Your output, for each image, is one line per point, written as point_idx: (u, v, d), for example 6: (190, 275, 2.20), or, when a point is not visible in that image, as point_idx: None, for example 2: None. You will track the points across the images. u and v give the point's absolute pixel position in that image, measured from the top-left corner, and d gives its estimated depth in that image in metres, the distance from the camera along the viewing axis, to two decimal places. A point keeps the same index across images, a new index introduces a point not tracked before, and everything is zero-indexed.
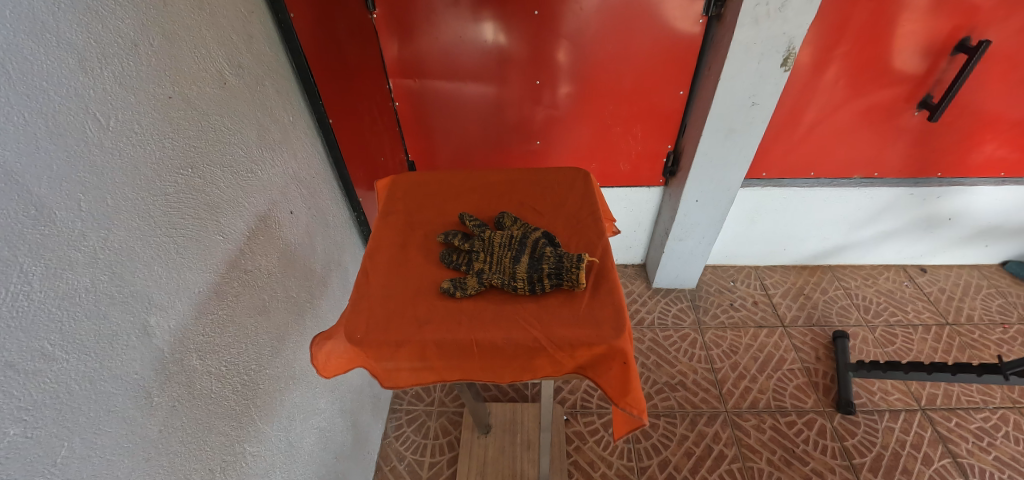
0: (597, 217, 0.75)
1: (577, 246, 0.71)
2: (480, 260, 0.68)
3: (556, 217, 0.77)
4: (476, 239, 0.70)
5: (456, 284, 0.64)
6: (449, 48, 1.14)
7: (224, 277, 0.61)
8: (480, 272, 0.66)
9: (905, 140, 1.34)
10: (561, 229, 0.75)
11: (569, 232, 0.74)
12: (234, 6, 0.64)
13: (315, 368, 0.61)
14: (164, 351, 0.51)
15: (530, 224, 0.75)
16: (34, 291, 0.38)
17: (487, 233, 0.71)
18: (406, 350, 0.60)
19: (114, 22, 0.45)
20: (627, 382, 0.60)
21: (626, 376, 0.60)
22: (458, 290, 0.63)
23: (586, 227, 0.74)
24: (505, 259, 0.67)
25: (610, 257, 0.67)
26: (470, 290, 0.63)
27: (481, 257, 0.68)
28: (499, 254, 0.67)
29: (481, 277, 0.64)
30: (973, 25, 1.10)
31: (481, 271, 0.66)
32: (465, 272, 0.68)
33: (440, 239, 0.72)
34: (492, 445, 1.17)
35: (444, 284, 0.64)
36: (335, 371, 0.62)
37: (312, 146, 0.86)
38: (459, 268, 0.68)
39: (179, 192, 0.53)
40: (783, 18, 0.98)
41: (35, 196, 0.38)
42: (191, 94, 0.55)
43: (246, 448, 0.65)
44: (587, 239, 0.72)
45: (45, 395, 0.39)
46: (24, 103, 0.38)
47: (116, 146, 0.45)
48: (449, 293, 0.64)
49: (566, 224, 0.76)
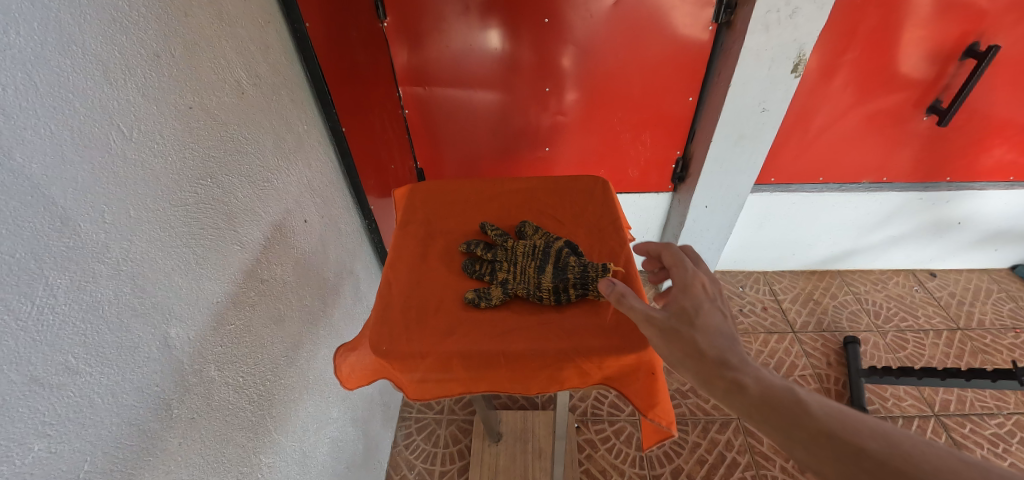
0: (618, 226, 0.75)
1: (600, 256, 0.71)
2: (503, 270, 0.67)
3: (576, 226, 0.78)
4: (500, 249, 0.70)
5: (481, 294, 0.64)
6: (459, 56, 1.14)
7: (242, 286, 0.61)
8: (504, 282, 0.66)
9: (914, 145, 1.33)
10: (583, 239, 0.75)
11: (592, 242, 0.74)
12: (253, 17, 0.64)
13: (339, 379, 0.62)
14: (183, 362, 0.50)
15: (552, 233, 0.75)
16: (59, 303, 0.38)
17: (510, 243, 0.70)
18: (430, 361, 0.59)
19: (138, 33, 0.45)
20: (654, 393, 0.60)
21: (654, 386, 0.60)
22: (482, 301, 0.63)
23: (608, 237, 0.74)
24: (529, 268, 0.66)
25: (634, 267, 0.67)
26: (495, 300, 0.63)
27: (504, 266, 0.67)
28: (522, 264, 0.67)
29: (505, 287, 0.65)
30: (981, 30, 1.10)
31: (505, 280, 0.66)
32: (488, 281, 0.68)
33: (463, 250, 0.72)
34: (503, 454, 1.15)
35: (469, 294, 0.64)
36: (358, 382, 0.62)
37: (324, 155, 0.86)
38: (482, 278, 0.68)
39: (198, 202, 0.53)
40: (793, 25, 0.98)
41: (62, 208, 0.38)
42: (210, 104, 0.55)
43: (262, 459, 0.64)
44: (609, 248, 0.72)
45: (69, 409, 0.39)
46: (51, 115, 0.37)
47: (139, 157, 0.45)
48: (473, 303, 0.64)
49: (588, 232, 0.76)
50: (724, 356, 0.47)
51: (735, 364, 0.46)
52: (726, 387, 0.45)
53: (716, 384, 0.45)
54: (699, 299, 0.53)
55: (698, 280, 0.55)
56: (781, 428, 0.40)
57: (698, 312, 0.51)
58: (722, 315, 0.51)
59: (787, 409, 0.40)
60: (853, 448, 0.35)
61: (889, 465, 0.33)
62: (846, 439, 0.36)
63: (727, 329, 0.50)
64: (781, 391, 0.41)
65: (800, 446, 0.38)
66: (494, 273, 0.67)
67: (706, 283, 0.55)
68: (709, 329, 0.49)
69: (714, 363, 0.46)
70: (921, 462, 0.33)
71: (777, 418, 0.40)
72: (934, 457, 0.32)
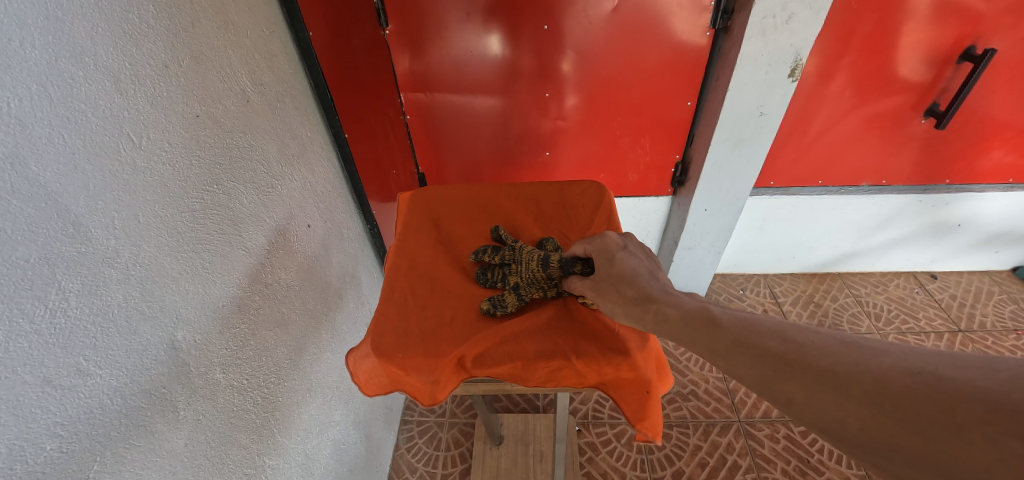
0: None
1: None
2: (514, 273, 0.70)
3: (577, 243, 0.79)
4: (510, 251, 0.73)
5: (495, 303, 0.67)
6: (460, 62, 1.16)
7: (247, 291, 0.62)
8: (517, 287, 0.68)
9: (913, 147, 1.34)
10: None
11: None
12: (257, 25, 0.65)
13: (357, 385, 0.62)
14: (190, 365, 0.52)
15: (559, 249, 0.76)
16: (72, 307, 0.39)
17: (516, 245, 0.74)
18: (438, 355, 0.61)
19: (147, 44, 0.47)
20: (647, 406, 0.60)
21: (648, 399, 0.60)
22: (498, 308, 0.66)
23: None
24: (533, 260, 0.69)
25: None
26: (511, 307, 0.66)
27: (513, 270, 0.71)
28: (527, 259, 0.70)
29: (518, 293, 0.67)
30: (978, 34, 1.11)
31: (517, 285, 0.69)
32: (502, 287, 0.71)
33: (472, 259, 0.76)
34: (505, 457, 1.16)
35: (483, 306, 0.67)
36: (377, 389, 0.62)
37: (327, 161, 0.87)
38: (496, 284, 0.71)
39: (205, 207, 0.54)
40: (790, 30, 0.99)
41: (74, 215, 0.39)
42: (216, 112, 0.56)
43: (265, 461, 0.65)
44: None
45: (81, 410, 0.40)
46: (64, 124, 0.39)
47: (148, 165, 0.46)
48: (490, 312, 0.66)
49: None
50: (645, 293, 0.53)
51: (656, 296, 0.52)
52: (655, 317, 0.51)
53: (645, 318, 0.52)
54: (613, 249, 0.60)
55: (606, 234, 0.62)
56: (702, 342, 0.46)
57: (614, 261, 0.59)
58: (635, 257, 0.58)
59: (703, 325, 0.46)
60: (759, 348, 0.41)
61: (788, 358, 0.39)
62: (754, 343, 0.41)
63: (642, 268, 0.56)
64: (698, 314, 0.47)
65: (720, 356, 0.44)
66: (504, 276, 0.71)
67: (615, 234, 0.62)
68: (624, 271, 0.57)
69: (638, 302, 0.53)
70: (813, 351, 0.38)
71: (697, 336, 0.46)
72: (821, 343, 0.38)
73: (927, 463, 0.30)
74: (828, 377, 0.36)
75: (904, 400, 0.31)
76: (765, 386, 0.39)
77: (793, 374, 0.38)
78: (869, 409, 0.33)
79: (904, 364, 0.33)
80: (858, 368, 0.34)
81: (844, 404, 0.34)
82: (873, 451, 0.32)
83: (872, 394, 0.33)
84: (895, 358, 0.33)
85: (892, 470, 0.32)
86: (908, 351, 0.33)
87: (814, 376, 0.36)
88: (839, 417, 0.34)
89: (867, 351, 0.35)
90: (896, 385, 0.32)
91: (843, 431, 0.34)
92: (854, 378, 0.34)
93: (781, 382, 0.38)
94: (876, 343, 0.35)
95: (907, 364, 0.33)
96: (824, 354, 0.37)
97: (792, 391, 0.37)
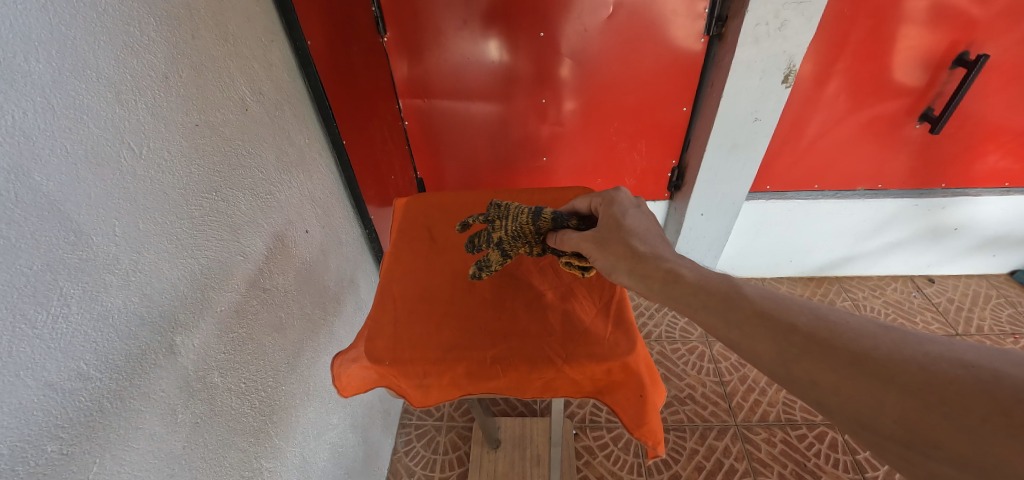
0: None
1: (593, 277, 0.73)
2: (498, 230, 0.70)
3: None
4: (493, 208, 0.72)
5: (481, 266, 0.71)
6: (458, 69, 1.17)
7: (245, 296, 0.63)
8: (500, 244, 0.70)
9: (908, 152, 1.35)
10: None
11: None
12: (256, 35, 0.67)
13: (337, 389, 0.63)
14: (189, 369, 0.53)
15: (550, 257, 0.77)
16: (72, 313, 0.40)
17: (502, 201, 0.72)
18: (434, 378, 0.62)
19: (148, 56, 0.48)
20: (643, 411, 0.61)
21: (642, 405, 0.61)
22: (484, 270, 0.71)
23: None
24: (521, 217, 0.68)
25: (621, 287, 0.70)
26: (495, 266, 0.70)
27: (498, 226, 0.70)
28: (514, 216, 0.69)
29: (502, 251, 0.70)
30: (971, 40, 1.12)
31: (501, 242, 0.70)
32: (485, 243, 0.72)
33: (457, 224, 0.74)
34: (502, 460, 1.17)
35: (471, 270, 0.71)
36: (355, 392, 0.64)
37: (325, 168, 0.89)
38: (479, 243, 0.72)
39: (204, 214, 0.55)
40: (783, 37, 1.01)
41: (75, 223, 0.40)
42: (215, 121, 0.58)
43: (262, 464, 0.66)
44: None
45: (81, 413, 0.41)
46: (67, 136, 0.40)
47: (148, 173, 0.48)
48: (476, 275, 0.71)
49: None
50: (656, 252, 0.54)
51: (666, 257, 0.53)
52: (665, 279, 0.51)
53: (653, 276, 0.52)
54: (626, 205, 0.63)
55: (621, 193, 0.66)
56: (720, 313, 0.44)
57: (624, 216, 0.61)
58: (646, 217, 0.61)
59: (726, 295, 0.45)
60: (788, 325, 0.40)
61: (819, 338, 0.38)
62: (781, 319, 0.40)
63: (651, 229, 0.59)
64: (723, 289, 0.46)
65: (736, 328, 0.43)
66: (488, 234, 0.72)
67: (628, 194, 0.66)
68: (634, 225, 0.59)
69: (646, 259, 0.54)
70: (846, 331, 0.37)
71: (715, 304, 0.45)
72: (857, 326, 0.37)
73: (969, 462, 0.29)
74: (865, 362, 0.35)
75: (953, 395, 0.30)
76: (784, 365, 0.39)
77: (827, 355, 0.36)
78: (911, 401, 0.32)
79: (953, 355, 0.32)
80: (904, 356, 0.33)
81: (881, 392, 0.33)
82: (906, 444, 0.32)
83: (916, 385, 0.32)
84: (943, 349, 0.32)
85: (923, 465, 0.32)
86: (956, 343, 0.32)
87: (849, 359, 0.35)
88: (874, 405, 0.33)
89: (910, 338, 0.34)
90: (945, 376, 0.31)
91: (878, 422, 0.33)
92: (897, 366, 0.33)
93: (806, 363, 0.37)
94: (920, 331, 0.34)
95: (958, 356, 0.32)
96: (862, 338, 0.36)
97: (819, 373, 0.36)
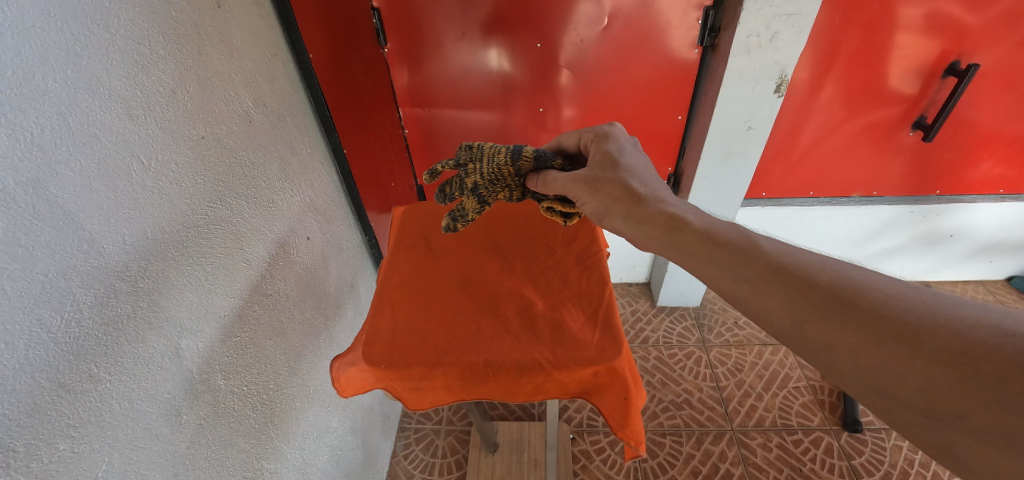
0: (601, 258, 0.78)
1: (583, 284, 0.75)
2: (475, 174, 0.73)
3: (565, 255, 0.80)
4: (464, 151, 0.76)
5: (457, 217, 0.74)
6: (457, 77, 1.20)
7: (248, 301, 0.65)
8: (477, 189, 0.73)
9: (902, 159, 1.37)
10: (569, 268, 0.78)
11: (575, 270, 0.77)
12: (261, 50, 0.70)
13: (337, 389, 0.66)
14: (192, 372, 0.55)
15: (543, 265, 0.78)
16: (85, 318, 0.42)
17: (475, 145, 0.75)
18: (429, 383, 0.65)
19: (157, 73, 0.51)
20: (627, 414, 0.64)
21: (627, 407, 0.64)
22: (459, 219, 0.74)
23: (591, 266, 0.77)
24: (498, 156, 0.73)
25: (609, 295, 0.72)
26: (471, 214, 0.73)
27: (474, 169, 0.74)
28: (490, 158, 0.73)
29: (478, 197, 0.73)
30: (961, 50, 1.14)
31: (477, 186, 0.73)
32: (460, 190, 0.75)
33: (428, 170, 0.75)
34: (499, 464, 1.18)
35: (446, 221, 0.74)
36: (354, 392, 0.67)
37: (326, 176, 0.91)
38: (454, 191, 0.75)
39: (208, 223, 0.58)
40: (775, 48, 1.03)
41: (87, 231, 0.43)
42: (220, 132, 0.60)
43: (264, 465, 0.68)
44: (593, 276, 0.76)
45: (90, 413, 0.43)
46: (82, 150, 0.42)
47: (157, 184, 0.50)
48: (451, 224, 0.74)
49: (576, 261, 0.79)
50: (656, 194, 0.57)
51: (664, 197, 0.57)
52: (667, 225, 0.53)
53: (654, 221, 0.55)
54: (621, 143, 0.66)
55: (615, 129, 0.68)
56: (729, 269, 0.46)
57: (621, 152, 0.64)
58: (640, 155, 0.64)
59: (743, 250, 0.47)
60: (807, 284, 0.42)
61: (847, 297, 0.39)
62: (798, 278, 0.42)
63: (644, 169, 0.62)
64: (738, 243, 0.48)
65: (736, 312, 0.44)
66: (461, 180, 0.75)
67: (621, 130, 0.68)
68: (629, 163, 0.62)
69: (645, 202, 0.57)
70: (875, 294, 0.38)
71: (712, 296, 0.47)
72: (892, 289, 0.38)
73: (992, 433, 0.31)
74: (890, 328, 0.36)
75: (986, 367, 0.32)
76: (798, 324, 0.41)
77: (855, 315, 0.38)
78: (939, 370, 0.33)
79: (989, 323, 0.33)
80: (938, 322, 0.35)
81: (908, 361, 0.35)
82: (927, 413, 0.34)
83: (947, 355, 0.33)
84: (978, 317, 0.34)
85: (940, 435, 0.34)
86: (998, 315, 0.34)
87: (872, 325, 0.37)
88: (899, 371, 0.35)
89: (943, 299, 0.36)
90: (985, 342, 0.32)
91: (898, 388, 0.35)
92: (930, 333, 0.35)
93: (824, 325, 0.39)
94: (956, 298, 0.36)
95: (998, 325, 0.33)
96: (892, 300, 0.38)
97: (835, 337, 0.38)
